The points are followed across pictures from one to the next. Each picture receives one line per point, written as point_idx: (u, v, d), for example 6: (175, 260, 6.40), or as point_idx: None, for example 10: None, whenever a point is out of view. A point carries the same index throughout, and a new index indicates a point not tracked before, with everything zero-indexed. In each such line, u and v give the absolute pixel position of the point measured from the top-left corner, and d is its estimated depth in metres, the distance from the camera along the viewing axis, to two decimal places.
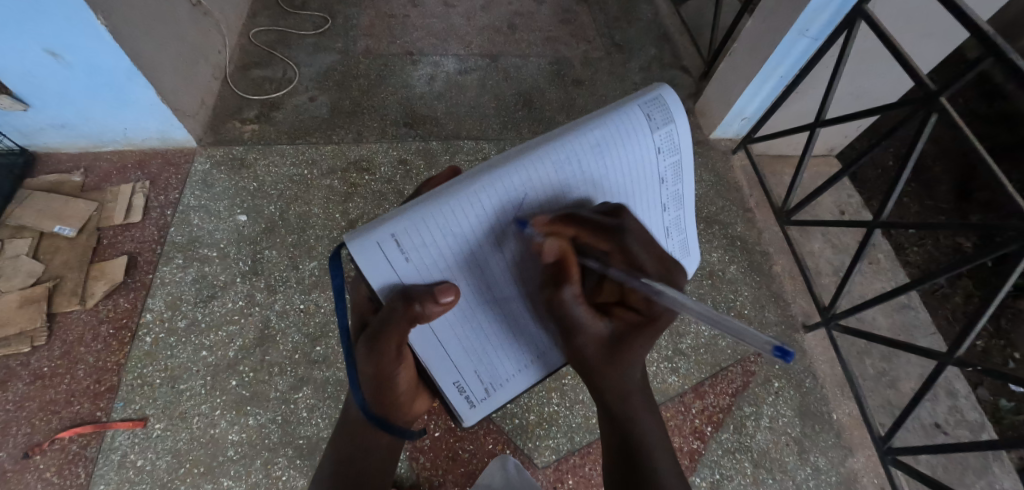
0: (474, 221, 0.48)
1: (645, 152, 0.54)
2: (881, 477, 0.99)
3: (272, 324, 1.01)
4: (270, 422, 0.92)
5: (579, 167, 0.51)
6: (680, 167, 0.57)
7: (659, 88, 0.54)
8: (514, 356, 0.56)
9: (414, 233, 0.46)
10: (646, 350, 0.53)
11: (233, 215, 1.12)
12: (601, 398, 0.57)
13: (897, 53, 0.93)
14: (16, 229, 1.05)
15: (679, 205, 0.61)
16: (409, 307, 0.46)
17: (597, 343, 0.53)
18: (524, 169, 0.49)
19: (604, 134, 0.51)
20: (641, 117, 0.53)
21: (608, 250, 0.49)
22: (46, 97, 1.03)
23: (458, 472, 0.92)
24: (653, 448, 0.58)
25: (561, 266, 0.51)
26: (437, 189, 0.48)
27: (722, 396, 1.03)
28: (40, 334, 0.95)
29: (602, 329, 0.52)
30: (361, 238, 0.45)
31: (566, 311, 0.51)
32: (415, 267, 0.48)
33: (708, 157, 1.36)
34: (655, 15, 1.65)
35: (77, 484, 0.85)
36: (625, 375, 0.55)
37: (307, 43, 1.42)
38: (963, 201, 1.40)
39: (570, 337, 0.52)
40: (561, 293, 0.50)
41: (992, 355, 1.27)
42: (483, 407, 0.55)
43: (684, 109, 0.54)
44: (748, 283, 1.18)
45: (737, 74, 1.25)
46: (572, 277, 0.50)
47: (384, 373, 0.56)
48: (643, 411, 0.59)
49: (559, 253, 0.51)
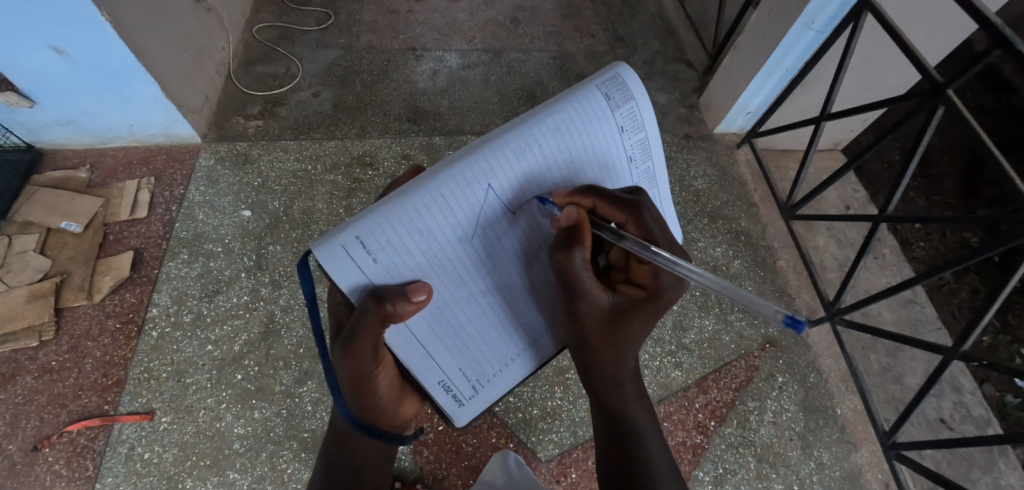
0: (440, 214, 0.48)
1: (607, 132, 0.54)
2: (886, 472, 0.99)
3: (276, 318, 1.01)
4: (275, 416, 0.93)
5: (542, 153, 0.52)
6: (648, 145, 0.58)
7: (616, 68, 0.55)
8: (500, 352, 0.56)
9: (379, 232, 0.46)
10: (644, 329, 0.55)
11: (237, 210, 1.12)
12: (596, 378, 0.59)
13: (904, 45, 0.92)
14: (23, 225, 1.06)
15: (654, 183, 0.61)
16: (380, 308, 0.46)
17: (596, 315, 0.55)
18: (485, 158, 0.49)
19: (564, 118, 0.52)
20: (599, 98, 0.53)
21: (624, 221, 0.52)
22: (52, 94, 1.04)
23: (462, 465, 0.92)
24: (643, 435, 0.60)
25: (576, 231, 0.52)
26: (400, 188, 0.47)
27: (725, 391, 1.03)
28: (48, 328, 0.96)
29: (604, 300, 0.54)
30: (327, 244, 0.45)
31: (575, 275, 0.52)
32: (384, 267, 0.47)
33: (712, 151, 1.36)
34: (659, 8, 1.64)
35: (85, 477, 0.86)
36: (620, 357, 0.57)
37: (310, 39, 1.42)
38: (970, 196, 1.39)
39: (574, 302, 0.54)
40: (572, 256, 0.51)
41: (998, 350, 1.26)
42: (472, 405, 0.55)
43: (642, 86, 0.55)
44: (753, 278, 1.17)
45: (742, 68, 1.24)
46: (584, 240, 0.51)
47: (365, 376, 0.55)
48: (635, 400, 0.60)
49: (576, 219, 0.51)
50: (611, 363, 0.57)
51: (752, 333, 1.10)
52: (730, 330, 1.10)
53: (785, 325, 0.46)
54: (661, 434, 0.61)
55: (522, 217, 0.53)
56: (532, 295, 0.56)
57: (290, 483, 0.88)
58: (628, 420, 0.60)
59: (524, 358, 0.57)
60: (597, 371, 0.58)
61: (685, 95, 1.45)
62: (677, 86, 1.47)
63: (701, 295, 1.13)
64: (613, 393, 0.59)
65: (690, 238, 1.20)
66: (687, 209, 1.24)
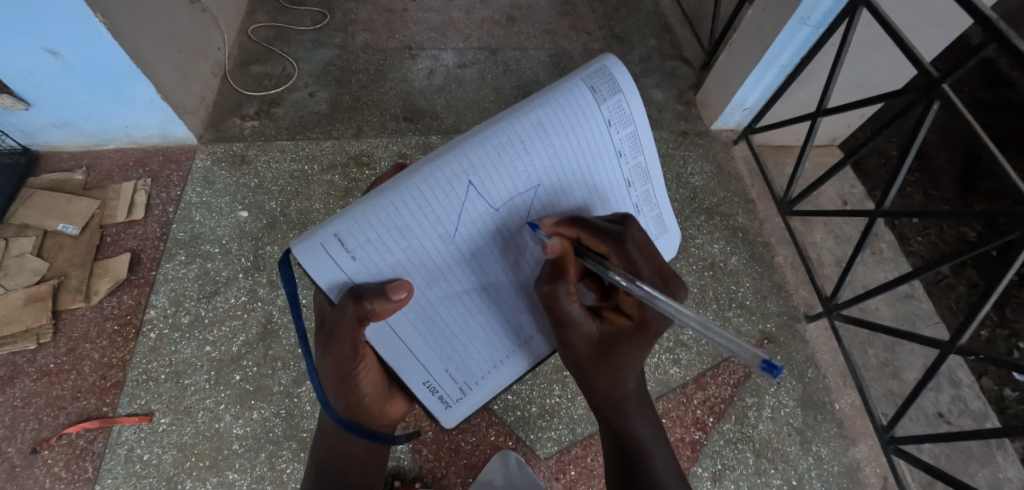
0: (419, 212, 0.48)
1: (593, 126, 0.54)
2: (883, 466, 1.00)
3: (274, 319, 1.01)
4: (274, 416, 0.93)
5: (525, 148, 0.51)
6: (638, 139, 0.57)
7: (603, 60, 0.54)
8: (488, 354, 0.56)
9: (357, 231, 0.46)
10: (637, 355, 0.56)
11: (234, 211, 1.12)
12: (597, 400, 0.62)
13: (899, 40, 0.92)
14: (20, 228, 1.06)
15: (646, 179, 0.60)
16: (358, 306, 0.46)
17: (586, 343, 0.56)
18: (465, 155, 0.49)
19: (547, 112, 0.51)
20: (585, 90, 0.53)
21: (607, 253, 0.52)
22: (47, 96, 1.03)
23: (461, 464, 0.92)
24: (650, 451, 0.61)
25: (560, 264, 0.53)
26: (380, 186, 0.47)
27: (724, 387, 1.03)
28: (45, 331, 0.96)
29: (592, 329, 0.56)
30: (305, 242, 0.45)
31: (560, 308, 0.53)
32: (363, 265, 0.47)
33: (708, 147, 1.35)
34: (656, 5, 1.64)
35: (85, 479, 0.86)
36: (618, 380, 0.58)
37: (306, 39, 1.42)
38: (967, 190, 1.39)
39: (563, 332, 0.56)
40: (557, 290, 0.52)
41: (996, 344, 1.26)
42: (459, 407, 0.56)
43: (629, 78, 0.54)
44: (750, 274, 1.17)
45: (738, 65, 1.24)
46: (567, 275, 0.52)
47: (348, 374, 0.55)
48: (639, 419, 0.62)
49: (560, 251, 0.53)
50: (606, 384, 0.59)
51: (750, 329, 1.11)
52: (727, 326, 1.10)
53: (760, 370, 0.42)
54: (668, 447, 0.63)
55: (507, 216, 0.53)
56: (519, 296, 0.57)
57: (289, 483, 0.89)
58: (632, 438, 0.61)
59: (512, 359, 0.57)
60: (596, 393, 0.61)
61: (681, 91, 1.45)
62: (673, 83, 1.47)
63: (699, 291, 1.14)
64: (613, 410, 0.61)
65: (688, 235, 1.20)
66: (685, 206, 1.24)
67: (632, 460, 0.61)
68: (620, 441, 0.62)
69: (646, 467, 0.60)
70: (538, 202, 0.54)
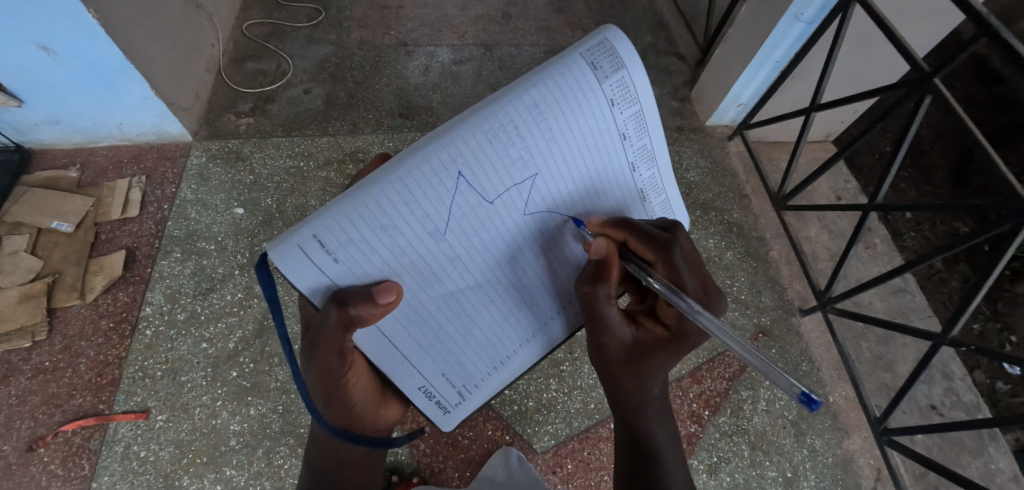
0: (405, 206, 0.47)
1: (593, 106, 0.53)
2: (877, 458, 1.01)
3: (271, 315, 1.01)
4: (271, 412, 0.93)
5: (518, 134, 0.50)
6: (642, 119, 0.57)
7: (604, 33, 0.53)
8: (486, 358, 0.57)
9: (337, 231, 0.45)
10: (668, 364, 0.58)
11: (230, 208, 1.12)
12: (619, 402, 0.63)
13: (892, 35, 0.92)
14: (14, 226, 1.05)
15: (651, 161, 0.60)
16: (343, 312, 0.46)
17: (619, 346, 0.59)
18: (454, 144, 0.48)
19: (542, 95, 0.51)
20: (586, 67, 0.52)
21: (654, 261, 0.56)
22: (39, 92, 1.02)
23: (459, 458, 0.93)
24: (664, 456, 0.62)
25: (603, 265, 0.57)
26: (363, 180, 0.47)
27: (719, 380, 1.04)
28: (40, 329, 0.96)
29: (627, 334, 0.59)
30: (282, 244, 0.44)
31: (599, 310, 0.57)
32: (346, 266, 0.47)
33: (703, 143, 1.36)
34: (650, 2, 1.64)
35: (81, 476, 0.86)
36: (643, 386, 0.60)
37: (301, 35, 1.41)
38: (959, 186, 1.41)
39: (598, 332, 0.59)
40: (597, 291, 0.56)
41: (988, 337, 1.27)
42: (459, 412, 0.58)
43: (632, 53, 0.53)
44: (745, 268, 1.18)
45: (732, 60, 1.25)
46: (610, 277, 0.56)
47: (337, 382, 0.55)
48: (658, 423, 0.63)
49: (604, 253, 0.57)
50: (632, 389, 0.60)
51: (744, 322, 1.12)
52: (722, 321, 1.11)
53: (797, 403, 0.45)
54: (682, 456, 0.64)
55: (501, 208, 0.52)
56: (515, 296, 0.57)
57: (287, 479, 0.89)
58: (648, 443, 0.62)
59: (510, 362, 0.59)
60: (620, 396, 0.62)
61: (676, 87, 1.46)
62: (668, 79, 1.47)
63: None
64: (634, 413, 0.62)
65: None
66: None
67: (644, 460, 0.62)
68: (633, 439, 0.63)
69: (658, 469, 0.61)
70: (534, 192, 0.54)
